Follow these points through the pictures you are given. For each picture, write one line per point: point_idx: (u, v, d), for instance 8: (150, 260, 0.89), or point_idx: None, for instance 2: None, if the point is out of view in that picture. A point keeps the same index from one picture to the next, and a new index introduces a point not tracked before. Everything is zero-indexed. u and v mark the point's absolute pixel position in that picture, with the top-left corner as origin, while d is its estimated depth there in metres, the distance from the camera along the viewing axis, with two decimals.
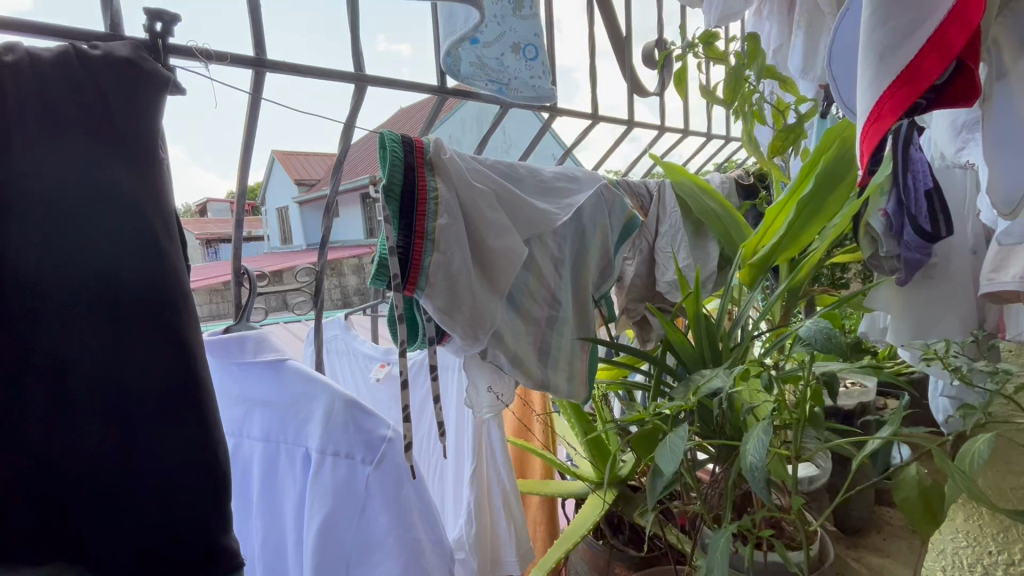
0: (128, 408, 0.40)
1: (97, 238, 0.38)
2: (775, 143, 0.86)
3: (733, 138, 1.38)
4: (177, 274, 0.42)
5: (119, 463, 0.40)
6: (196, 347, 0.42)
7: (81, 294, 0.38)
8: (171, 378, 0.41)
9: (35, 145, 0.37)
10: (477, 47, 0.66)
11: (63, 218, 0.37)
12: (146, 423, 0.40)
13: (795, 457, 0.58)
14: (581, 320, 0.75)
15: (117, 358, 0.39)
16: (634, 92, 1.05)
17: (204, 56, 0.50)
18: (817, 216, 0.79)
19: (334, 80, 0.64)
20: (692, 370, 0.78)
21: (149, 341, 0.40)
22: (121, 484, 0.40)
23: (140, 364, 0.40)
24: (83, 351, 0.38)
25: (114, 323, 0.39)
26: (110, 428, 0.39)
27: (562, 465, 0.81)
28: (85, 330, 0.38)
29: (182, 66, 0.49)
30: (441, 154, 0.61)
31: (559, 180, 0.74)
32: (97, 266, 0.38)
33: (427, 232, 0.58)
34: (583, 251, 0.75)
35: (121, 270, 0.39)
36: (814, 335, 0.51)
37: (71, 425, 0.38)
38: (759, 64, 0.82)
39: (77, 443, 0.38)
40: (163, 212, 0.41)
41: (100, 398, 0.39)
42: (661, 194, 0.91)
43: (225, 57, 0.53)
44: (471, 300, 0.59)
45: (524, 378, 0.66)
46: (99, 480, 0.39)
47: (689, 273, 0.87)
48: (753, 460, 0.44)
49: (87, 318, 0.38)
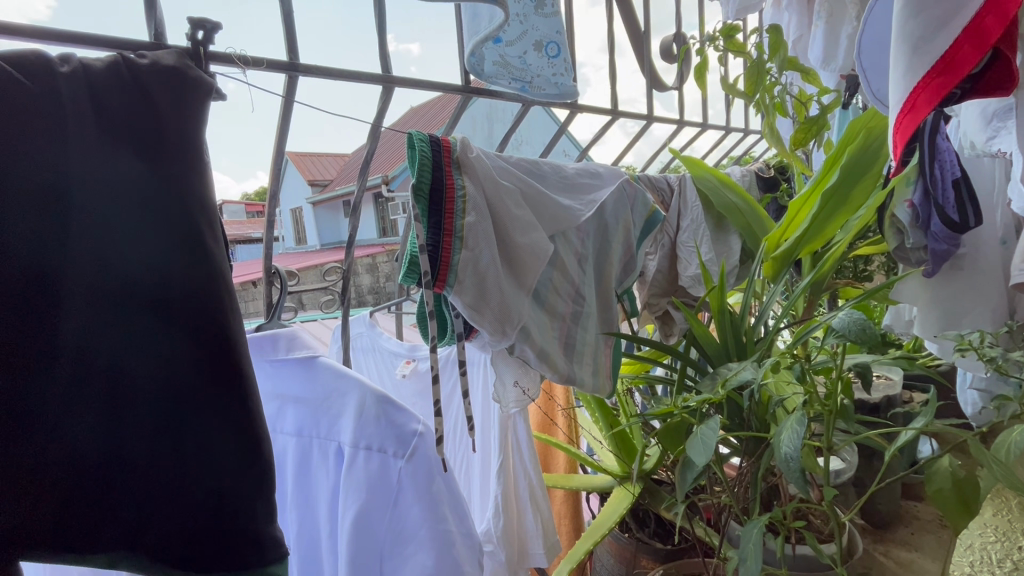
0: (179, 406, 0.41)
1: (148, 240, 0.40)
2: (798, 135, 0.85)
3: (752, 130, 1.36)
4: (223, 273, 0.43)
5: (171, 460, 0.41)
6: (241, 345, 0.43)
7: (133, 298, 0.40)
8: (216, 376, 0.42)
9: (90, 151, 0.38)
10: (500, 46, 0.67)
11: (117, 222, 0.39)
12: (194, 420, 0.42)
13: (825, 449, 0.58)
14: (605, 315, 0.76)
15: (168, 354, 0.41)
16: (652, 87, 1.05)
17: (242, 62, 0.52)
18: (842, 207, 0.79)
19: (360, 81, 0.66)
20: (717, 365, 0.78)
21: (197, 341, 0.41)
22: (171, 476, 0.41)
23: (188, 361, 0.41)
24: (138, 351, 0.40)
25: (164, 324, 0.41)
26: (163, 426, 0.41)
27: (587, 459, 0.82)
28: (138, 329, 0.40)
29: (222, 73, 0.51)
30: (467, 152, 0.62)
31: (583, 176, 0.75)
32: (147, 267, 0.40)
33: (455, 229, 0.59)
34: (605, 247, 0.75)
35: (169, 271, 0.40)
36: (848, 327, 0.51)
37: (126, 422, 0.40)
38: (781, 56, 0.81)
39: (131, 437, 0.40)
40: (209, 215, 0.42)
41: (153, 397, 0.41)
42: (682, 188, 0.91)
43: (261, 63, 0.55)
44: (499, 296, 0.60)
45: (551, 373, 0.66)
46: (151, 472, 0.41)
47: (712, 267, 0.87)
48: (788, 451, 0.44)
49: (139, 317, 0.40)
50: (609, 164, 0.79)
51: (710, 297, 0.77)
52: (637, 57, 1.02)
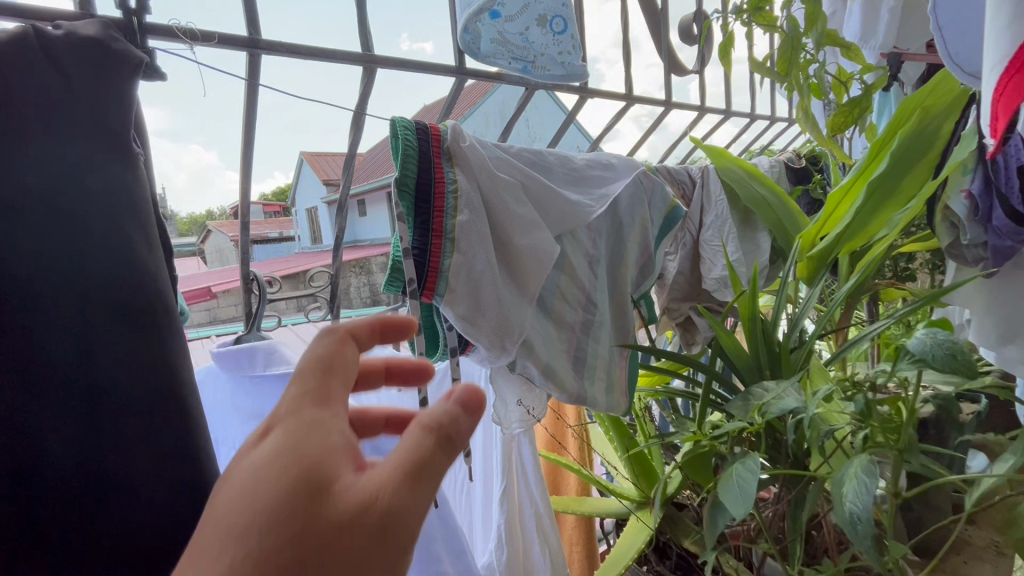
0: (103, 449, 0.33)
1: (75, 240, 0.33)
2: (837, 118, 0.75)
3: (780, 118, 1.26)
4: (159, 282, 0.37)
5: (93, 519, 0.33)
6: (182, 368, 0.38)
7: (43, 318, 0.32)
8: (154, 402, 0.36)
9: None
10: (498, 20, 0.59)
11: (32, 216, 0.32)
12: (125, 465, 0.34)
13: (892, 492, 0.48)
14: (620, 324, 0.67)
15: (96, 380, 0.33)
16: (670, 70, 0.96)
17: (189, 37, 0.46)
18: (890, 200, 0.69)
19: (339, 62, 0.58)
20: (747, 379, 0.69)
21: (128, 366, 0.35)
22: (94, 532, 0.33)
23: (118, 388, 0.34)
24: (55, 377, 0.32)
25: (92, 343, 0.33)
26: (82, 476, 0.33)
27: (601, 482, 0.74)
28: (54, 349, 0.32)
29: (165, 49, 0.46)
30: (459, 142, 0.54)
31: (593, 169, 0.67)
32: (70, 274, 0.33)
33: (445, 229, 0.51)
34: (619, 248, 0.67)
35: (97, 279, 0.34)
36: (931, 351, 0.47)
37: (33, 475, 0.32)
38: (818, 29, 0.71)
39: (41, 487, 0.32)
40: (140, 219, 0.37)
41: (70, 441, 0.32)
42: (705, 180, 0.82)
43: (213, 38, 0.48)
44: (497, 305, 0.52)
45: (558, 392, 0.58)
46: (67, 531, 0.32)
47: (739, 268, 0.78)
48: (855, 509, 0.40)
49: (57, 335, 0.32)
50: (623, 155, 0.71)
51: (739, 302, 0.68)
52: (654, 37, 0.93)
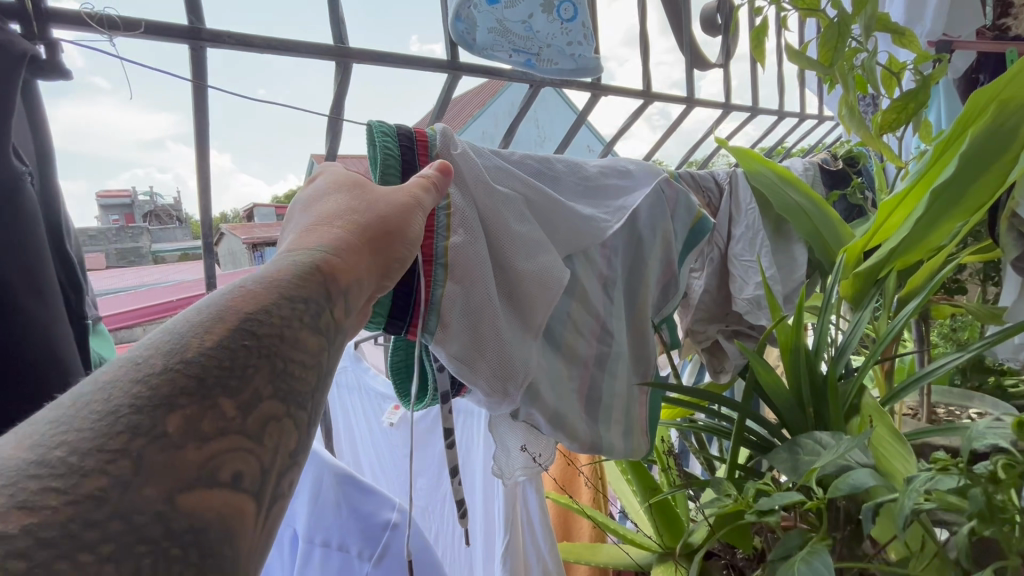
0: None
1: None
2: (888, 115, 0.66)
3: (810, 115, 1.16)
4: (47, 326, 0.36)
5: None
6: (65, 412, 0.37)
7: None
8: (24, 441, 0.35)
9: None
10: (497, 7, 0.50)
11: None
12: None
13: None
14: (640, 355, 0.58)
15: None
16: (691, 64, 0.87)
17: (107, 25, 0.39)
18: (953, 209, 0.59)
19: (308, 57, 0.50)
20: (787, 419, 0.60)
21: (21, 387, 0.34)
22: None
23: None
24: None
25: None
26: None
27: (616, 529, 0.65)
28: None
29: (77, 42, 0.38)
30: (450, 149, 0.46)
31: (608, 177, 0.58)
32: None
33: (437, 252, 0.43)
34: (637, 266, 0.58)
35: None
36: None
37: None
38: (867, 14, 0.62)
39: None
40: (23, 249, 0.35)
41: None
42: (733, 187, 0.73)
43: (138, 26, 0.41)
44: (498, 341, 0.44)
45: (569, 441, 0.50)
46: None
47: (775, 286, 0.68)
48: None
49: None
50: (641, 160, 0.62)
51: (778, 330, 0.59)
52: (673, 27, 0.83)
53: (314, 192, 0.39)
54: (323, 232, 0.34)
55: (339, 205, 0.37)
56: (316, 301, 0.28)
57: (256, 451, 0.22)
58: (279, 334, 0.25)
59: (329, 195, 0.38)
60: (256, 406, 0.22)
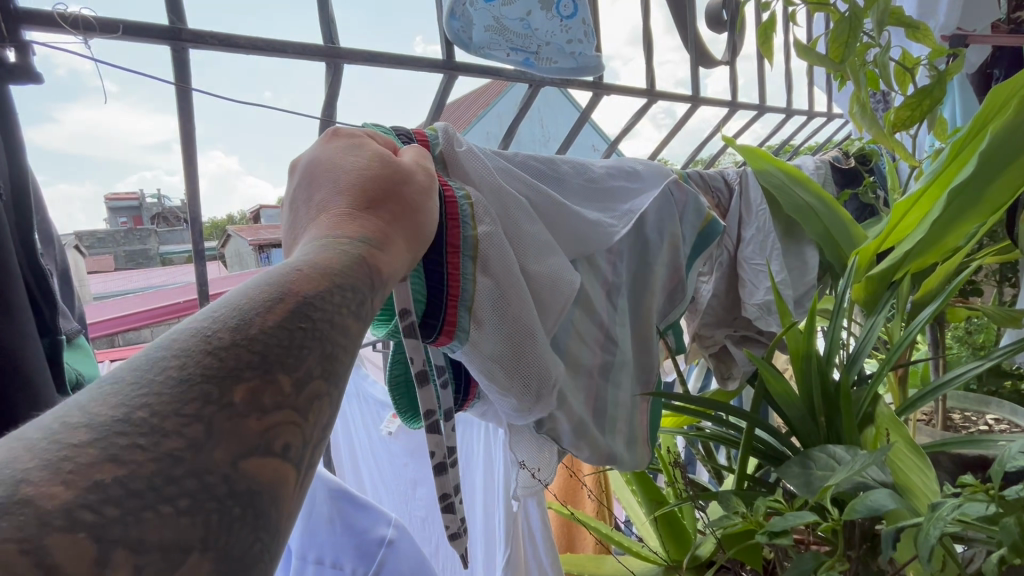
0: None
1: None
2: (901, 113, 0.63)
3: (818, 112, 1.13)
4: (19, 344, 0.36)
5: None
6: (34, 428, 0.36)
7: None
8: None
9: None
10: (494, 4, 0.49)
11: None
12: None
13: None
14: (643, 363, 0.56)
15: None
16: (696, 62, 0.85)
17: (80, 28, 0.38)
18: (971, 210, 0.57)
19: (299, 58, 0.49)
20: (799, 429, 0.57)
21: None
22: None
23: None
24: None
25: None
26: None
27: (620, 542, 0.63)
28: None
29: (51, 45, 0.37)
30: (456, 148, 0.45)
31: (616, 177, 0.56)
32: None
33: (465, 244, 0.40)
34: (646, 271, 0.56)
35: None
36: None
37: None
38: (880, 7, 0.59)
39: None
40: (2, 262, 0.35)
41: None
42: (743, 187, 0.70)
43: (116, 28, 0.40)
44: (533, 344, 0.42)
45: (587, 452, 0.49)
46: None
47: (785, 291, 0.66)
48: None
49: None
50: (650, 160, 0.60)
51: (789, 337, 0.57)
52: (678, 24, 0.82)
53: (329, 159, 0.33)
54: (359, 207, 0.30)
55: (367, 173, 0.32)
56: (364, 281, 0.25)
57: (306, 427, 0.19)
58: (331, 318, 0.22)
59: (350, 161, 0.33)
60: (313, 383, 0.20)
